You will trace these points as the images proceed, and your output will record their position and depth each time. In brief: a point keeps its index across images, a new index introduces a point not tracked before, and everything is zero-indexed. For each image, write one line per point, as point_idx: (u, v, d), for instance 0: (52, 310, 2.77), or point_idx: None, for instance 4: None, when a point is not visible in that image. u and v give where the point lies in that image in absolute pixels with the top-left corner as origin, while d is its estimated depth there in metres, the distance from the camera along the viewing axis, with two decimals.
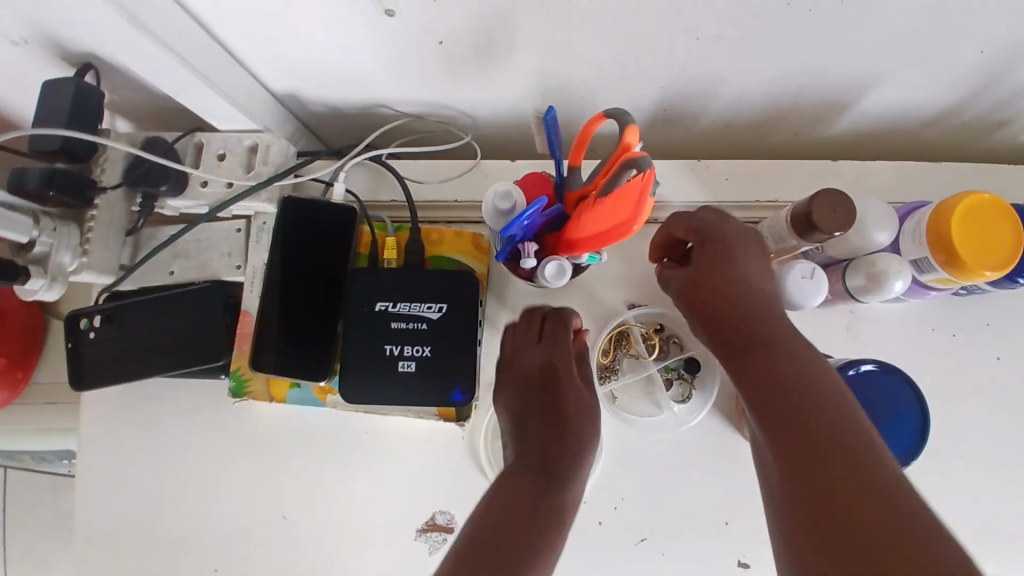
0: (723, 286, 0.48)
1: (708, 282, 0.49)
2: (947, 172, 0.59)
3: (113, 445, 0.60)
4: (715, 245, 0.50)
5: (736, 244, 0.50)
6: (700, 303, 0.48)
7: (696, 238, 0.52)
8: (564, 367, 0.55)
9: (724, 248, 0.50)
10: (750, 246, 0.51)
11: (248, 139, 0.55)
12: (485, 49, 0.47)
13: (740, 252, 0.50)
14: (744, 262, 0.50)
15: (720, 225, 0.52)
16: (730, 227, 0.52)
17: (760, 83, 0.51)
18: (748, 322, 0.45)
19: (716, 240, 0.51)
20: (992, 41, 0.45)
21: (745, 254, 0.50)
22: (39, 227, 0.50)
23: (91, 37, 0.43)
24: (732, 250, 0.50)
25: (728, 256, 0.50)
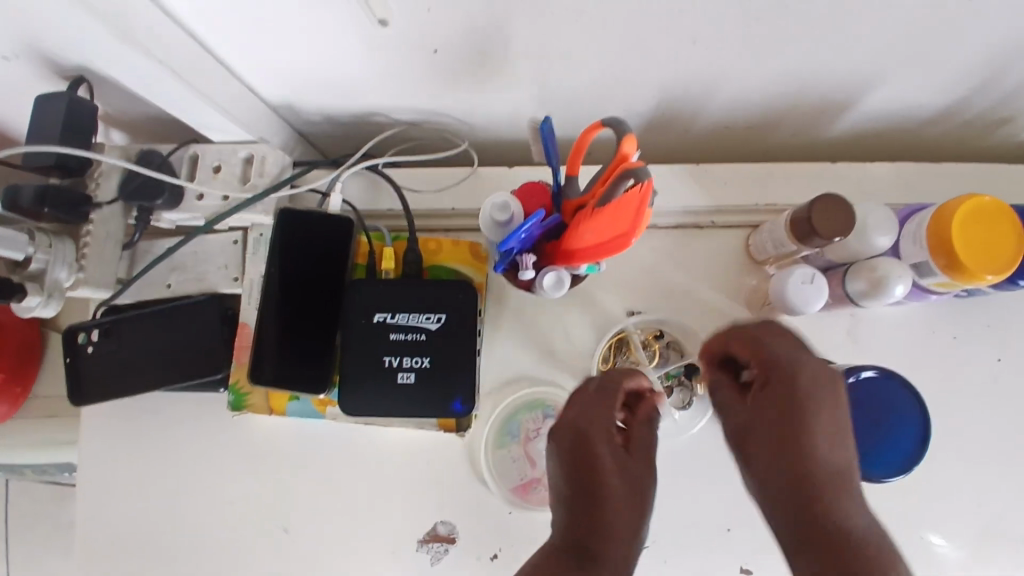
0: (782, 438, 0.42)
1: (767, 430, 0.43)
2: (946, 172, 0.58)
3: (113, 459, 0.60)
4: (780, 382, 0.43)
5: (808, 384, 0.43)
6: (752, 443, 0.44)
7: (760, 367, 0.45)
8: (614, 437, 0.47)
9: (789, 388, 0.43)
10: (824, 387, 0.43)
11: (243, 151, 0.56)
12: (481, 56, 0.47)
13: (808, 393, 0.43)
14: (814, 403, 0.43)
15: (793, 358, 0.44)
16: (805, 364, 0.44)
17: (758, 86, 0.51)
18: (788, 461, 0.42)
19: (780, 373, 0.44)
20: (992, 41, 0.45)
21: (815, 399, 0.43)
22: (34, 244, 0.51)
23: (83, 52, 0.43)
24: (800, 388, 0.43)
25: (795, 399, 0.43)
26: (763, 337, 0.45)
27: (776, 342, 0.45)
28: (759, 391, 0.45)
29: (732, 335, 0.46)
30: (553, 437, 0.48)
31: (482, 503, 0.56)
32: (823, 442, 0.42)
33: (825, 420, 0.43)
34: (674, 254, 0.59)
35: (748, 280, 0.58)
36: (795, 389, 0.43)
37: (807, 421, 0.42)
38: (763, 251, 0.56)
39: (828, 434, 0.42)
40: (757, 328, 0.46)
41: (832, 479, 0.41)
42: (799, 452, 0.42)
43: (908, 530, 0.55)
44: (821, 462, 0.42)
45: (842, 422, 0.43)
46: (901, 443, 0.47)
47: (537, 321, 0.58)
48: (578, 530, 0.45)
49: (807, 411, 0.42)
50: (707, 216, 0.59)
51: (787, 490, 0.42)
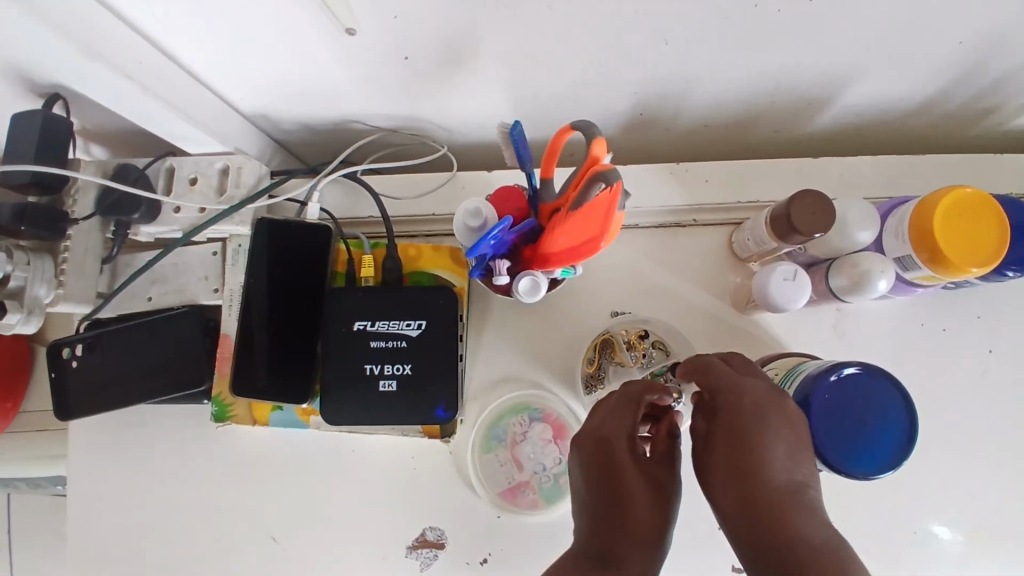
0: (733, 462, 0.42)
1: (721, 451, 0.44)
2: (931, 164, 0.58)
3: (101, 473, 0.60)
4: (728, 405, 0.44)
5: (753, 408, 0.43)
6: (710, 470, 0.44)
7: (709, 395, 0.46)
8: (636, 446, 0.46)
9: (736, 409, 0.44)
10: (774, 410, 0.43)
11: (219, 162, 0.56)
12: (453, 60, 0.47)
13: (754, 416, 0.43)
14: (761, 421, 0.43)
15: (739, 384, 0.45)
16: (748, 388, 0.45)
17: (736, 83, 0.50)
18: (740, 477, 0.42)
19: (725, 398, 0.45)
20: (969, 31, 0.44)
21: (760, 420, 0.43)
22: (12, 261, 0.50)
23: (51, 68, 0.43)
24: (745, 410, 0.44)
25: (738, 421, 0.43)
26: (712, 367, 0.47)
27: (721, 371, 0.46)
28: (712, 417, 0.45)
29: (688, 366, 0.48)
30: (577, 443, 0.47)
31: (471, 508, 0.56)
32: (774, 460, 0.41)
33: (777, 440, 0.42)
34: (657, 253, 0.58)
35: (732, 277, 0.58)
36: (741, 412, 0.44)
37: (755, 440, 0.42)
38: (746, 249, 0.56)
39: (780, 454, 0.42)
40: (709, 359, 0.48)
41: (790, 498, 0.40)
42: (748, 471, 0.41)
43: (898, 527, 0.55)
44: (774, 480, 0.41)
45: (795, 444, 0.42)
46: (884, 444, 0.46)
47: (521, 324, 0.58)
48: (602, 538, 0.42)
49: (755, 431, 0.42)
50: (689, 215, 0.58)
51: (743, 509, 0.41)
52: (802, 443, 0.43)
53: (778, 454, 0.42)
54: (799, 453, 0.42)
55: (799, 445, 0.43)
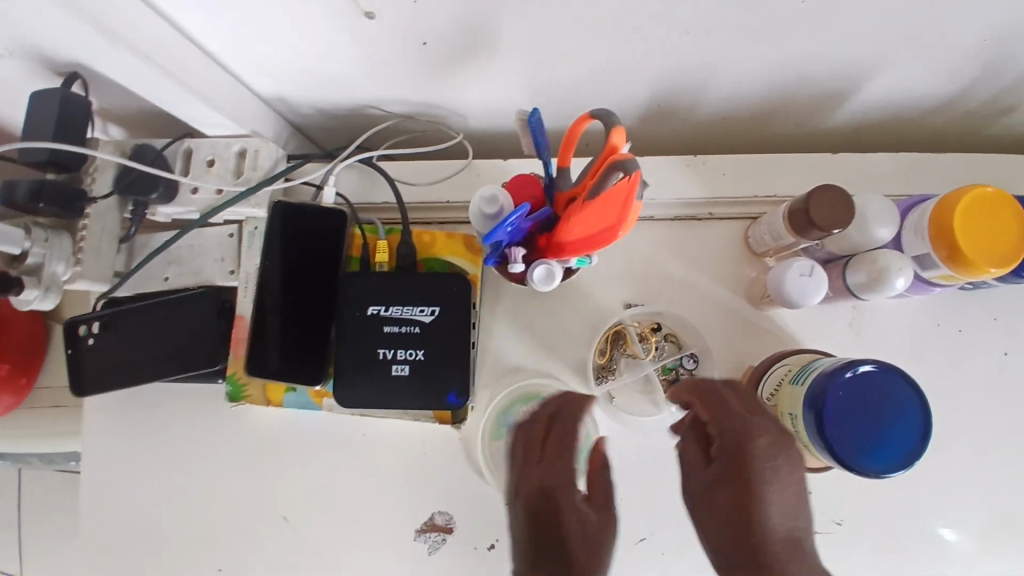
0: (735, 502, 0.42)
1: (726, 485, 0.42)
2: (952, 162, 0.57)
3: (114, 450, 0.61)
4: (740, 442, 0.43)
5: (764, 449, 0.43)
6: (710, 501, 0.43)
7: (715, 427, 0.45)
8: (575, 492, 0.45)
9: (747, 448, 0.43)
10: (782, 453, 0.43)
11: (236, 144, 0.55)
12: (472, 47, 0.46)
13: (764, 458, 0.42)
14: (772, 463, 0.42)
15: (748, 420, 0.44)
16: (762, 428, 0.44)
17: (757, 75, 0.50)
18: (741, 517, 0.41)
19: (733, 433, 0.44)
20: (998, 28, 0.43)
21: (772, 462, 0.42)
22: (31, 237, 0.51)
23: (72, 50, 0.43)
24: (757, 448, 0.43)
25: (750, 461, 0.42)
26: (721, 395, 0.46)
27: (732, 403, 0.45)
28: (717, 450, 0.44)
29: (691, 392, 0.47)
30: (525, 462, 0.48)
31: (478, 494, 0.56)
32: (775, 503, 0.41)
33: (780, 485, 0.42)
34: (671, 246, 0.58)
35: (747, 272, 0.58)
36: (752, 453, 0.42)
37: (763, 484, 0.41)
38: (762, 243, 0.55)
39: (783, 499, 0.41)
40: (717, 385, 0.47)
41: (785, 544, 0.40)
42: (751, 516, 0.41)
43: (907, 526, 0.55)
44: (774, 526, 0.40)
45: (795, 491, 0.42)
46: (899, 441, 0.45)
47: (533, 314, 0.58)
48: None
49: (765, 475, 0.42)
50: (705, 208, 0.58)
51: (737, 549, 0.41)
52: (802, 489, 0.43)
53: (778, 498, 0.41)
54: (799, 497, 0.42)
55: (799, 489, 0.42)
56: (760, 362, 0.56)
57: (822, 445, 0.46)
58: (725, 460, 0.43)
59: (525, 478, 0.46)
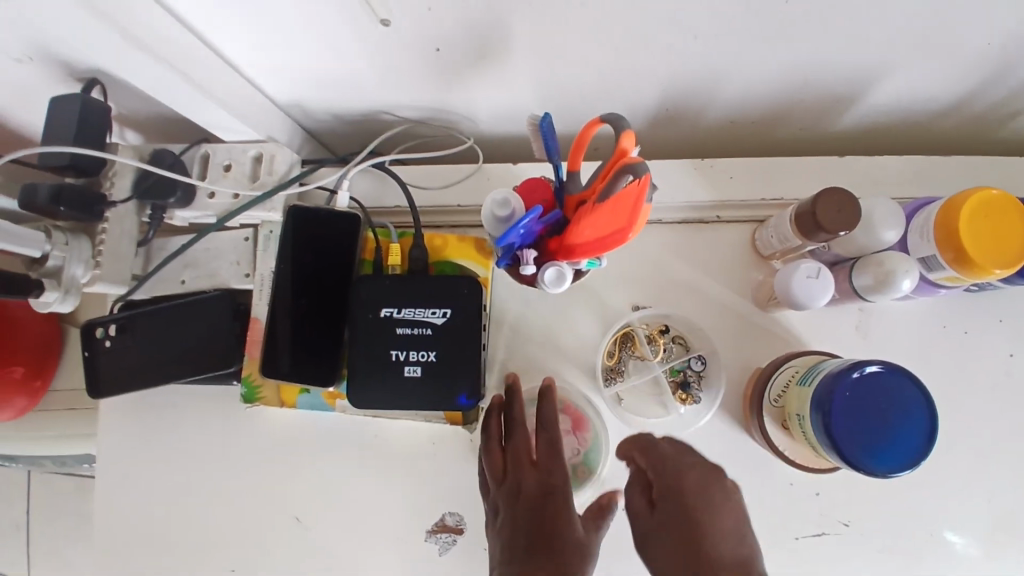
0: (683, 541, 0.39)
1: (668, 533, 0.40)
2: (958, 165, 0.57)
3: (130, 451, 0.62)
4: (670, 478, 0.44)
5: (703, 490, 0.42)
6: (658, 540, 0.40)
7: (655, 474, 0.45)
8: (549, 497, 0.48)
9: (679, 488, 0.43)
10: (715, 492, 0.42)
11: (252, 149, 0.57)
12: (484, 52, 0.47)
13: (697, 491, 0.42)
14: (710, 496, 0.42)
15: (680, 466, 0.45)
16: (690, 469, 0.44)
17: (763, 80, 0.51)
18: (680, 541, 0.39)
19: (670, 475, 0.44)
20: (1001, 33, 0.44)
21: (706, 497, 0.41)
22: (52, 241, 0.52)
23: (94, 56, 0.44)
24: (698, 501, 0.41)
25: (687, 500, 0.42)
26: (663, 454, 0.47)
27: (666, 455, 0.46)
28: (659, 499, 0.43)
29: (633, 445, 0.49)
30: (499, 487, 0.49)
31: None
32: (719, 530, 0.39)
33: (720, 516, 0.40)
34: (679, 248, 0.59)
35: (754, 274, 0.58)
36: (683, 484, 0.43)
37: (700, 516, 0.40)
38: (769, 246, 0.56)
39: (725, 523, 0.40)
40: (656, 443, 0.48)
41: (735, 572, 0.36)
42: (695, 533, 0.39)
43: (915, 528, 0.55)
44: (718, 540, 0.38)
45: (735, 521, 0.41)
46: (906, 442, 0.46)
47: (542, 316, 0.59)
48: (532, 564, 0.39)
49: (699, 507, 0.41)
50: (713, 211, 0.59)
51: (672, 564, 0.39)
52: (745, 528, 0.40)
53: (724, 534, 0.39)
54: (738, 524, 0.40)
55: (729, 536, 0.39)
56: (768, 363, 0.56)
57: (829, 445, 0.46)
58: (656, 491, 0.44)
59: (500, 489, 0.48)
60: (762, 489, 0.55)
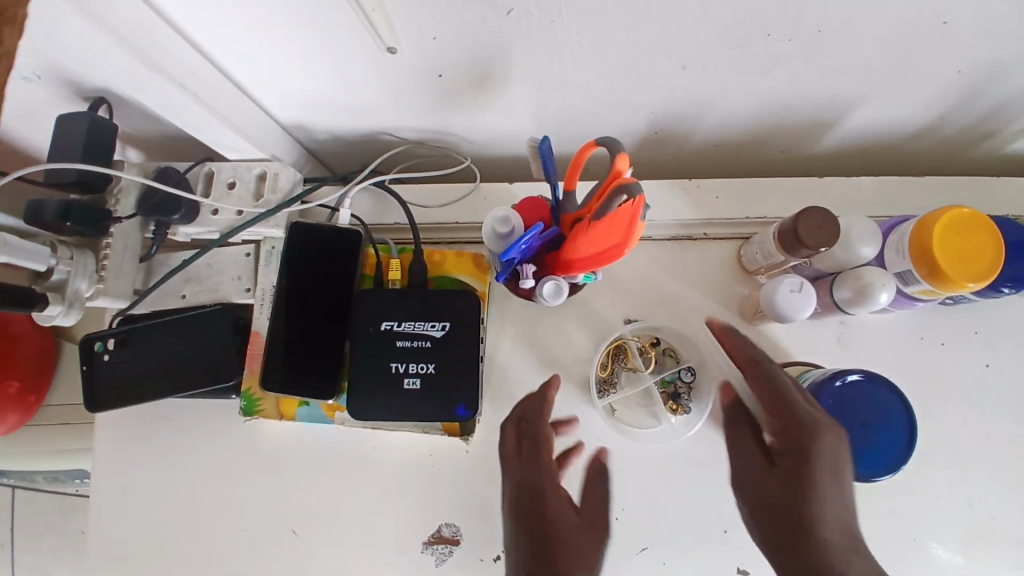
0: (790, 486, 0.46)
1: (786, 469, 0.47)
2: (930, 185, 0.61)
3: (125, 465, 0.62)
4: (767, 391, 0.50)
5: (827, 445, 0.46)
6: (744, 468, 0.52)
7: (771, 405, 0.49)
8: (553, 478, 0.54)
9: (799, 428, 0.47)
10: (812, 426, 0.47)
11: (256, 167, 0.58)
12: (484, 78, 0.50)
13: (806, 419, 0.47)
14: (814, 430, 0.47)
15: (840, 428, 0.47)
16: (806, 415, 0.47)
17: (747, 105, 0.54)
18: (805, 469, 0.46)
19: (795, 435, 0.46)
20: (967, 62, 0.47)
21: (812, 427, 0.46)
22: (57, 255, 0.53)
23: (105, 77, 0.46)
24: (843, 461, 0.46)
25: (803, 432, 0.47)
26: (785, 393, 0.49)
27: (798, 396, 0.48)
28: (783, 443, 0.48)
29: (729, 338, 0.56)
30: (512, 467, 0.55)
31: (485, 506, 0.58)
32: (826, 498, 0.45)
33: (828, 453, 0.46)
34: (669, 264, 0.61)
35: (741, 289, 0.61)
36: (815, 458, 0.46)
37: (818, 482, 0.45)
38: (754, 262, 0.59)
39: (837, 493, 0.45)
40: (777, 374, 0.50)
41: (822, 521, 0.44)
42: (800, 532, 0.44)
43: (898, 534, 0.57)
44: (829, 507, 0.44)
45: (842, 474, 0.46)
46: (888, 446, 0.48)
47: (537, 330, 0.61)
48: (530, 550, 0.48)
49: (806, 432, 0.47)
50: (700, 229, 0.61)
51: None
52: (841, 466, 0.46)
53: (831, 492, 0.45)
54: (855, 528, 0.44)
55: (848, 487, 0.46)
56: None
57: None
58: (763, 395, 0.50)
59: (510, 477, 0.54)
60: None
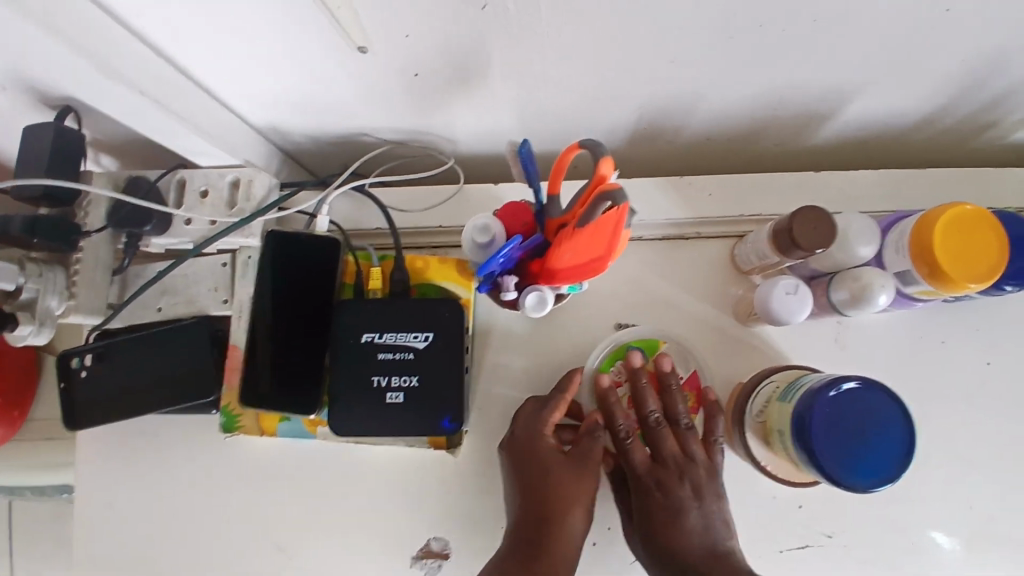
0: (659, 528, 0.48)
1: (657, 514, 0.49)
2: (930, 177, 0.59)
3: (107, 483, 0.60)
4: (618, 440, 0.51)
5: (672, 490, 0.49)
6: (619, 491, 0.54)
7: (629, 458, 0.51)
8: (554, 449, 0.50)
9: (653, 482, 0.49)
10: (670, 463, 0.50)
11: (229, 175, 0.56)
12: (463, 76, 0.47)
13: (649, 466, 0.50)
14: (659, 472, 0.50)
15: (695, 460, 0.50)
16: (633, 447, 0.51)
17: (739, 100, 0.52)
18: (669, 511, 0.48)
19: (642, 480, 0.50)
20: (969, 50, 0.45)
21: (650, 471, 0.50)
22: (25, 273, 0.51)
23: (66, 85, 0.43)
24: (680, 496, 0.49)
25: (659, 483, 0.49)
26: (630, 450, 0.51)
27: (637, 454, 0.51)
28: (640, 492, 0.50)
29: (608, 398, 0.52)
30: (506, 448, 0.52)
31: (474, 518, 0.56)
32: (687, 530, 0.48)
33: (682, 497, 0.49)
34: (660, 265, 0.59)
35: (734, 290, 0.59)
36: (658, 499, 0.49)
37: (677, 517, 0.48)
38: (748, 262, 0.57)
39: (698, 522, 0.48)
40: (625, 436, 0.51)
41: (698, 556, 0.47)
42: None
43: (898, 537, 0.55)
44: (690, 539, 0.47)
45: (706, 504, 0.49)
46: (885, 456, 0.46)
47: (525, 336, 0.59)
48: (526, 538, 0.47)
49: (652, 477, 0.49)
50: (692, 228, 0.59)
51: None
52: (706, 500, 0.49)
53: (689, 527, 0.48)
54: (720, 545, 0.48)
55: (711, 509, 0.49)
56: (750, 378, 0.56)
57: (808, 460, 0.46)
58: (627, 452, 0.51)
59: (514, 454, 0.51)
60: (747, 504, 0.56)
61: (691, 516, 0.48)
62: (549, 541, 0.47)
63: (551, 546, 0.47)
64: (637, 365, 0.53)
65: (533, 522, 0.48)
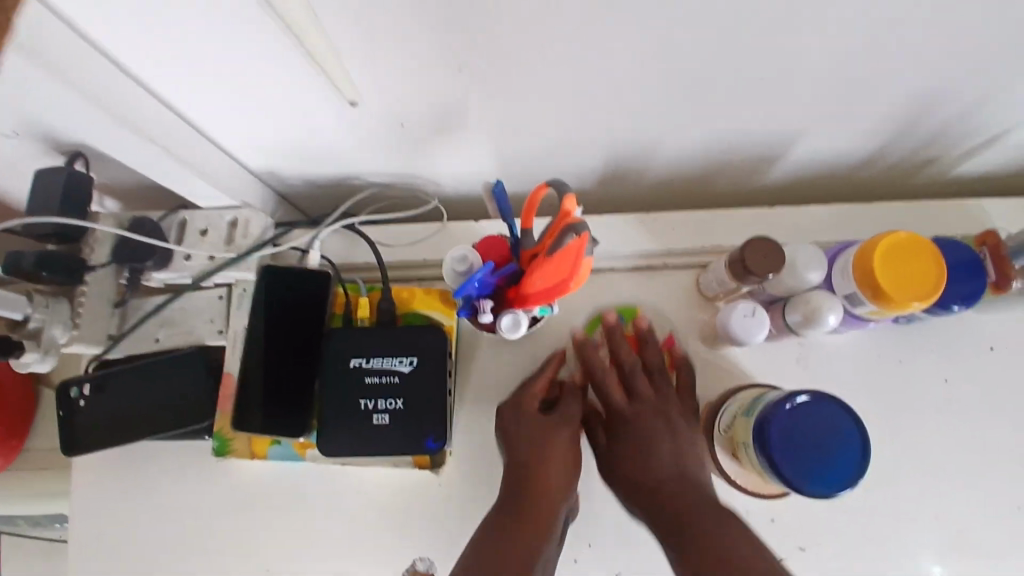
0: (636, 462, 0.52)
1: (632, 445, 0.53)
2: (876, 211, 0.64)
3: (100, 512, 0.62)
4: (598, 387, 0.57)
5: (647, 423, 0.53)
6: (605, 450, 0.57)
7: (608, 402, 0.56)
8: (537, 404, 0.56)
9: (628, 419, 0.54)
10: (644, 402, 0.55)
11: (228, 215, 0.60)
12: (444, 125, 0.52)
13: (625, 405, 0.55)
14: (634, 410, 0.55)
15: (667, 399, 0.55)
16: (609, 390, 0.56)
17: (696, 143, 0.57)
18: (642, 442, 0.52)
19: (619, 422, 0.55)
20: (893, 100, 0.50)
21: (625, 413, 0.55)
22: (33, 304, 0.54)
23: (81, 135, 0.47)
24: (654, 427, 0.53)
25: (633, 421, 0.54)
26: (607, 393, 0.56)
27: (615, 395, 0.56)
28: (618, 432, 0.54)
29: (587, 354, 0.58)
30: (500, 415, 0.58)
31: (459, 538, 0.58)
32: (659, 458, 0.51)
33: (654, 427, 0.53)
34: (631, 293, 0.63)
35: (700, 315, 0.63)
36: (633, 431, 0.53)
37: (649, 444, 0.52)
38: (711, 288, 0.61)
39: (670, 450, 0.52)
40: (603, 381, 0.56)
41: (671, 479, 0.50)
42: (673, 506, 0.48)
43: (867, 550, 0.58)
44: (663, 464, 0.51)
45: (678, 436, 0.53)
46: (842, 466, 0.49)
47: (507, 362, 0.62)
48: (512, 495, 0.51)
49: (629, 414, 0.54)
50: (660, 259, 0.64)
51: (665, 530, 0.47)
52: (679, 434, 0.53)
53: (660, 454, 0.51)
54: (693, 473, 0.50)
55: (683, 441, 0.52)
56: (716, 398, 0.60)
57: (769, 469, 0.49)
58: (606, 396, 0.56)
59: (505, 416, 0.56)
60: None
61: (663, 447, 0.52)
62: (532, 486, 0.51)
63: (533, 494, 0.50)
64: (611, 322, 0.59)
65: (520, 474, 0.52)
